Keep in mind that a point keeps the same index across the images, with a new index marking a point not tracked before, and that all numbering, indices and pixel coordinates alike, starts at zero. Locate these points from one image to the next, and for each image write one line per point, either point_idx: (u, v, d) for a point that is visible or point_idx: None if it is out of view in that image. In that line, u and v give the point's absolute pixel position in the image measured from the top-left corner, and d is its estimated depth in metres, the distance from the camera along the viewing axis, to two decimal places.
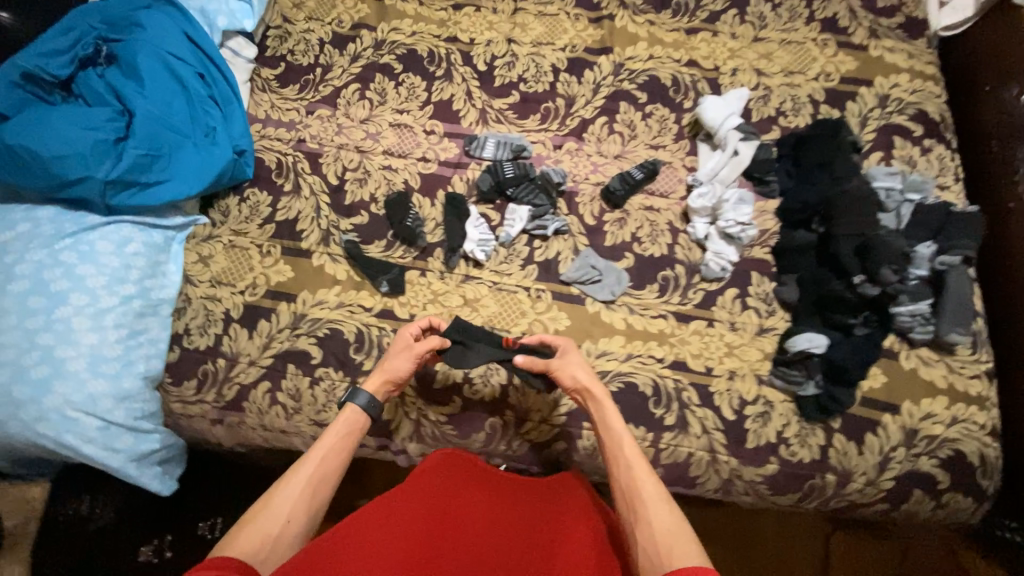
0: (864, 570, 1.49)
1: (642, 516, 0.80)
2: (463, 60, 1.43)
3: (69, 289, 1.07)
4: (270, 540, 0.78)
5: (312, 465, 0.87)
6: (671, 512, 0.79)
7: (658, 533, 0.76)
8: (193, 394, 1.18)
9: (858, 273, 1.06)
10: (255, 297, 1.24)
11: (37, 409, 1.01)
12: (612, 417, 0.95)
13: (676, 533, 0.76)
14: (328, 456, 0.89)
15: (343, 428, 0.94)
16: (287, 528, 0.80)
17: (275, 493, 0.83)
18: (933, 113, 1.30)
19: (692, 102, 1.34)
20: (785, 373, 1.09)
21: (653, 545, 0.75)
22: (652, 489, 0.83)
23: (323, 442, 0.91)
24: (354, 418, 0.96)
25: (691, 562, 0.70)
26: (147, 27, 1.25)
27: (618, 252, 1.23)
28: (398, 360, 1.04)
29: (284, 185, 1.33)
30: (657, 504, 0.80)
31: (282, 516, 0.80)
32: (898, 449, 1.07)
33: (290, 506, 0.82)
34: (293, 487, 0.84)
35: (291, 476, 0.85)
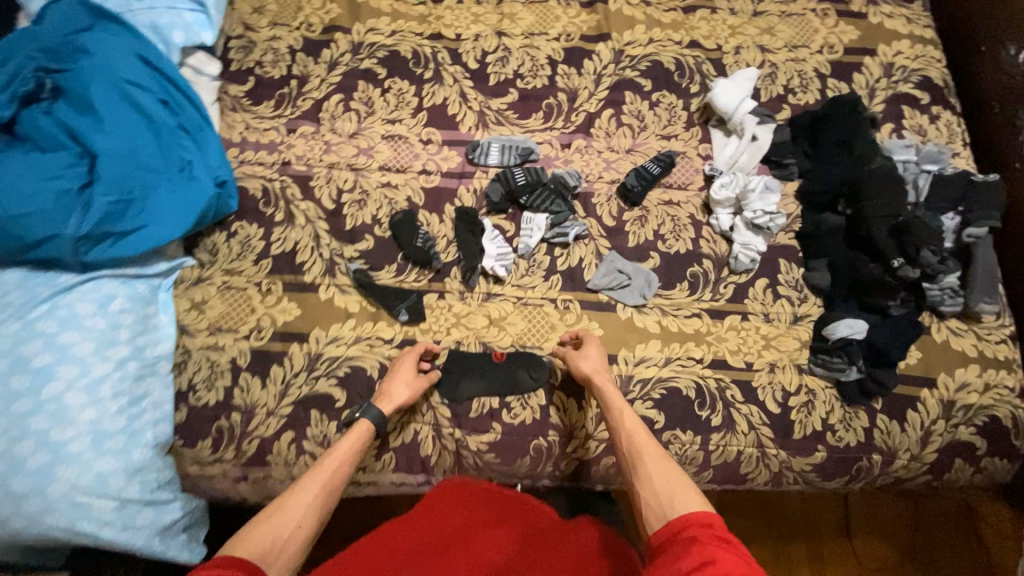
0: (879, 525, 1.55)
1: (644, 473, 0.84)
2: (451, 58, 1.32)
3: (54, 362, 0.95)
4: (278, 542, 0.76)
5: (324, 474, 0.87)
6: (670, 467, 0.84)
7: (659, 486, 0.81)
8: (210, 454, 1.08)
9: (897, 256, 1.05)
10: (262, 341, 1.14)
11: (42, 500, 0.90)
12: (610, 391, 1.00)
13: (677, 484, 0.80)
14: (337, 469, 0.89)
15: (354, 438, 0.95)
16: (296, 534, 0.78)
17: (286, 500, 0.82)
18: (937, 78, 1.29)
19: (699, 85, 1.28)
20: (826, 361, 1.09)
21: (656, 497, 0.80)
22: (651, 447, 0.88)
23: (335, 454, 0.91)
24: (363, 431, 0.96)
25: (692, 508, 0.75)
26: (94, 51, 1.10)
27: (643, 252, 1.19)
28: (399, 386, 1.04)
29: (275, 215, 1.21)
30: (659, 463, 0.85)
31: (294, 521, 0.79)
32: (938, 423, 1.10)
33: (301, 513, 0.80)
34: (306, 492, 0.83)
35: (303, 482, 0.85)
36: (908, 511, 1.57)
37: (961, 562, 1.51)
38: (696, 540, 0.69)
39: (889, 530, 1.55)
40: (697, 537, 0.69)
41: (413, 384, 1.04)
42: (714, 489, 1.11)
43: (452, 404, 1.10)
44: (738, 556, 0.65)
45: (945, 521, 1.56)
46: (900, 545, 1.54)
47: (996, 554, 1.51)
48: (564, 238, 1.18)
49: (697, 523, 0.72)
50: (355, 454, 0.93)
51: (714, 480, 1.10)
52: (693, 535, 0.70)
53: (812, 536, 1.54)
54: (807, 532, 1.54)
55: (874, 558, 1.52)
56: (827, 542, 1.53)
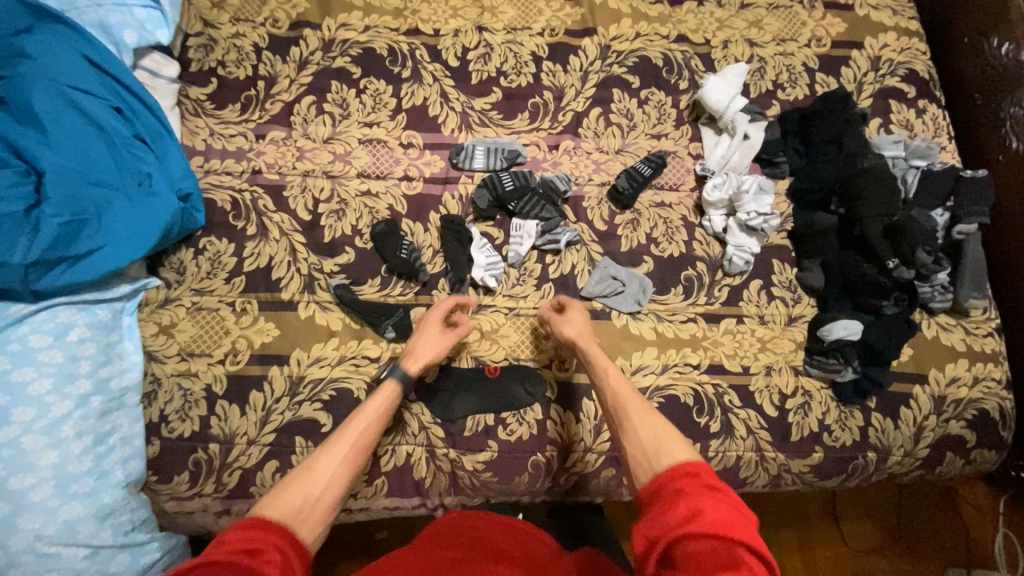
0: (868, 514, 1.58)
1: (626, 424, 0.82)
2: (430, 55, 1.24)
3: (8, 402, 0.87)
4: (309, 503, 0.72)
5: (354, 433, 0.83)
6: (652, 414, 0.83)
7: (645, 439, 0.79)
8: (188, 488, 1.02)
9: (892, 258, 1.04)
10: (239, 365, 1.07)
11: (5, 553, 0.84)
12: (591, 347, 0.98)
13: (660, 432, 0.79)
14: (367, 429, 0.84)
15: (381, 399, 0.91)
16: (324, 495, 0.74)
17: (313, 461, 0.78)
18: (922, 71, 1.29)
19: (688, 82, 1.25)
20: (822, 362, 1.08)
21: (643, 447, 0.78)
22: (632, 397, 0.86)
23: (363, 414, 0.87)
24: (391, 392, 0.92)
25: (680, 459, 0.74)
26: (33, 55, 1.00)
27: (637, 257, 1.15)
28: (431, 342, 1.00)
29: (246, 229, 1.13)
30: (641, 411, 0.83)
31: (323, 481, 0.75)
32: (929, 418, 1.11)
33: (330, 474, 0.76)
34: (335, 451, 0.80)
35: (331, 442, 0.81)
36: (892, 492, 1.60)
37: (941, 539, 1.56)
38: (682, 492, 0.69)
39: (875, 513, 1.58)
40: (683, 489, 0.69)
41: (446, 341, 1.02)
42: None
43: (445, 423, 1.05)
44: (725, 502, 0.67)
45: (927, 501, 1.59)
46: (885, 527, 1.57)
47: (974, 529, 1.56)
48: (556, 246, 1.13)
49: (681, 474, 0.72)
50: (386, 413, 0.89)
51: None
52: (679, 487, 0.70)
53: (801, 523, 1.56)
54: (797, 520, 1.56)
55: (861, 540, 1.55)
56: (817, 529, 1.55)
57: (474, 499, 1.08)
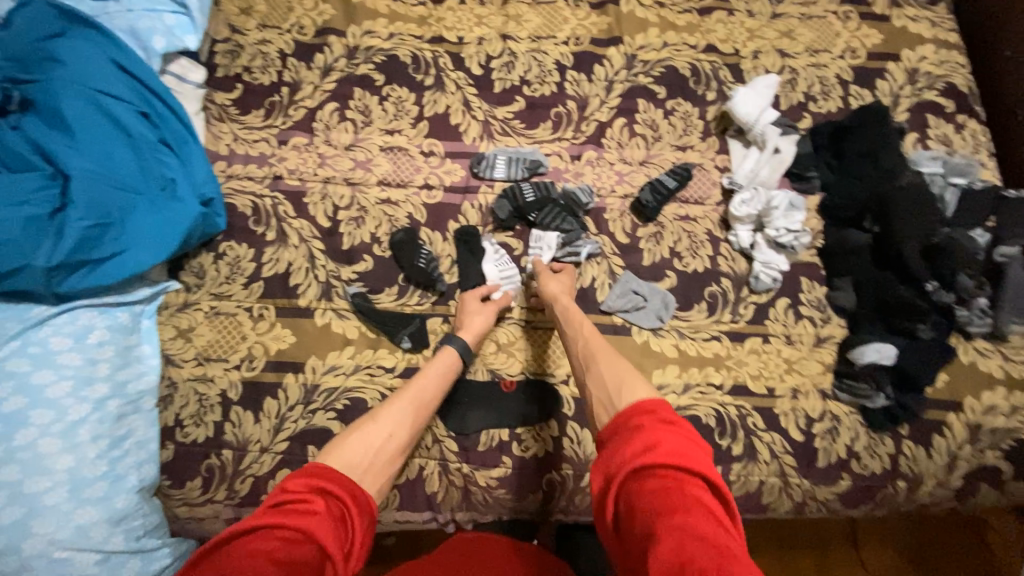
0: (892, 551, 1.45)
1: (593, 370, 0.82)
2: (453, 63, 1.24)
3: (26, 405, 0.87)
4: (373, 448, 0.75)
5: (414, 392, 0.87)
6: (620, 361, 0.82)
7: (609, 380, 0.78)
8: (200, 494, 1.01)
9: (931, 280, 1.02)
10: (254, 372, 1.06)
11: (17, 558, 0.83)
12: (567, 305, 0.99)
13: (626, 375, 0.78)
14: (422, 395, 0.88)
15: (440, 364, 0.95)
16: (386, 444, 0.77)
17: (378, 412, 0.81)
18: (962, 85, 1.24)
19: (715, 92, 1.22)
20: (851, 387, 1.04)
21: (606, 388, 0.77)
22: (603, 348, 0.86)
23: (425, 375, 0.91)
24: (451, 360, 0.96)
25: (641, 395, 0.73)
26: (64, 58, 1.01)
27: (659, 271, 1.12)
28: (477, 316, 1.03)
29: (266, 234, 1.13)
30: (609, 359, 0.82)
31: (383, 435, 0.78)
32: (963, 447, 1.06)
33: (391, 427, 0.80)
34: (398, 407, 0.84)
35: (395, 399, 0.85)
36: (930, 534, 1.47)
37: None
38: (638, 428, 0.66)
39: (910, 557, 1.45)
40: (639, 425, 0.67)
41: (492, 313, 1.04)
42: None
43: (459, 437, 1.04)
44: (683, 437, 0.64)
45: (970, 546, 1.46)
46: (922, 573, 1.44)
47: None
48: (575, 258, 1.11)
49: (640, 411, 0.70)
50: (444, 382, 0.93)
51: None
52: (636, 422, 0.67)
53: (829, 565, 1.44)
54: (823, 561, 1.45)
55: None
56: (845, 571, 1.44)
57: (486, 516, 1.05)
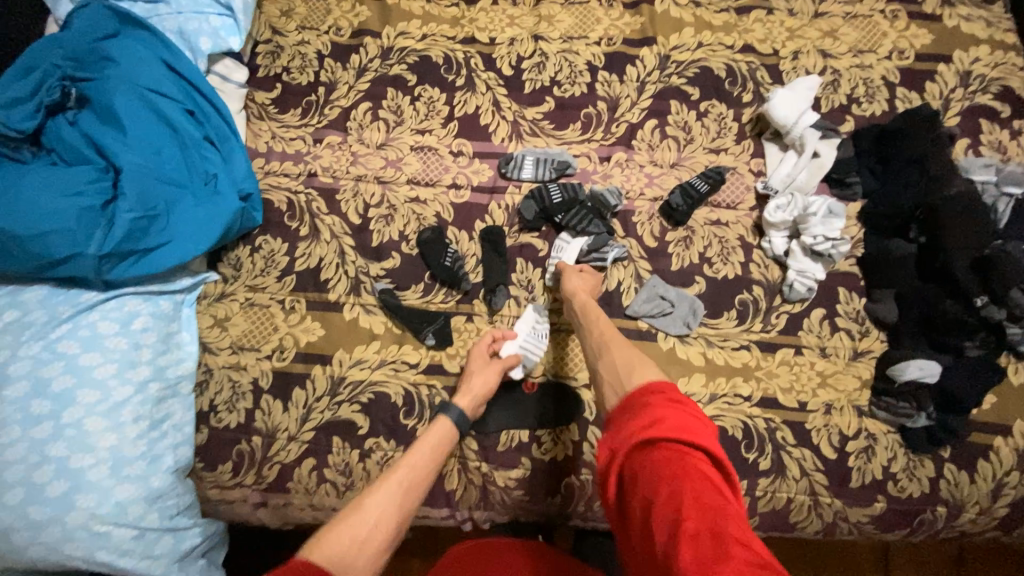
0: None
1: (606, 359, 0.84)
2: (484, 64, 1.24)
3: (75, 385, 0.92)
4: (358, 543, 0.71)
5: (407, 471, 0.84)
6: (633, 352, 0.84)
7: (622, 368, 0.80)
8: (231, 477, 1.06)
9: (981, 295, 0.94)
10: (284, 362, 1.10)
11: (61, 529, 0.88)
12: (582, 296, 1.00)
13: (638, 364, 0.80)
14: (416, 470, 0.85)
15: (432, 438, 0.92)
16: (374, 535, 0.73)
17: (364, 500, 0.77)
18: (1021, 89, 1.16)
19: (752, 94, 1.18)
20: (889, 404, 0.99)
21: (618, 376, 0.79)
22: (619, 340, 0.87)
23: (416, 452, 0.88)
24: (447, 431, 0.94)
25: (650, 380, 0.75)
26: (119, 60, 1.07)
27: (687, 277, 1.10)
28: (479, 376, 1.00)
29: (299, 230, 1.17)
30: (623, 350, 0.84)
31: (371, 522, 0.74)
32: (1011, 474, 1.00)
33: (379, 512, 0.76)
34: (387, 491, 0.79)
35: (384, 481, 0.81)
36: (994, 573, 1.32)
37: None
38: (646, 405, 0.70)
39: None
40: (649, 402, 0.70)
41: (495, 372, 1.01)
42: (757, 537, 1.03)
43: (480, 436, 1.04)
44: (688, 414, 0.67)
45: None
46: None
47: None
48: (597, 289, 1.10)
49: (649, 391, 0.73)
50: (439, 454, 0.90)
51: (758, 528, 1.01)
52: (646, 400, 0.71)
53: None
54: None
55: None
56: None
57: (504, 516, 1.05)
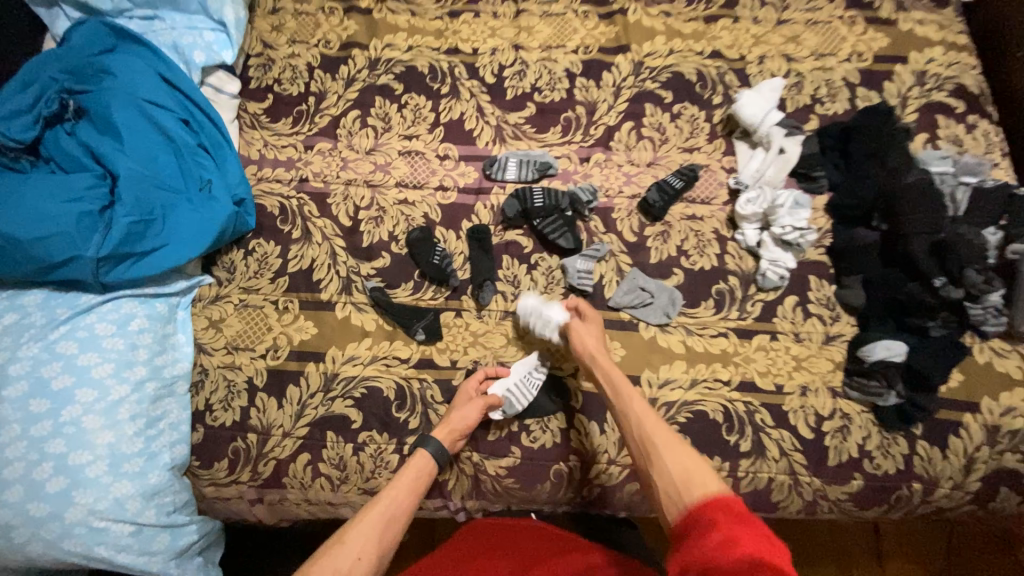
0: (913, 557, 1.47)
1: (658, 460, 0.83)
2: (468, 72, 1.31)
3: (73, 384, 0.95)
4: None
5: (387, 503, 0.91)
6: (685, 451, 0.82)
7: (675, 474, 0.80)
8: (226, 475, 1.08)
9: (940, 276, 1.01)
10: (278, 360, 1.13)
11: (60, 525, 0.90)
12: (614, 373, 0.97)
13: (694, 469, 0.79)
14: (393, 502, 0.92)
15: (412, 471, 0.97)
16: (356, 567, 0.81)
17: (345, 533, 0.85)
18: (973, 86, 1.24)
19: (721, 96, 1.25)
20: (862, 384, 1.03)
21: (675, 486, 0.78)
22: (665, 434, 0.86)
23: (397, 485, 0.95)
24: (425, 463, 0.99)
25: (711, 491, 0.75)
26: (116, 73, 1.12)
27: (666, 269, 1.15)
28: (463, 410, 1.02)
29: (292, 233, 1.21)
30: (673, 450, 0.83)
31: (352, 555, 0.82)
32: (981, 449, 1.04)
33: (359, 546, 0.83)
34: (368, 524, 0.87)
35: (365, 513, 0.89)
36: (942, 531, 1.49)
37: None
38: (714, 525, 0.69)
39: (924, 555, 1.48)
40: (715, 521, 0.70)
41: (477, 408, 1.03)
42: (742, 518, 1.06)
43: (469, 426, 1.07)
44: (761, 536, 0.67)
45: (984, 548, 1.47)
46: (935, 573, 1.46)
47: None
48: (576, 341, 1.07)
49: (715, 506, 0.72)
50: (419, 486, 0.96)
51: None
52: (712, 518, 0.70)
53: (841, 560, 1.47)
54: (835, 554, 1.48)
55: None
56: (857, 567, 1.47)
57: (495, 505, 1.08)
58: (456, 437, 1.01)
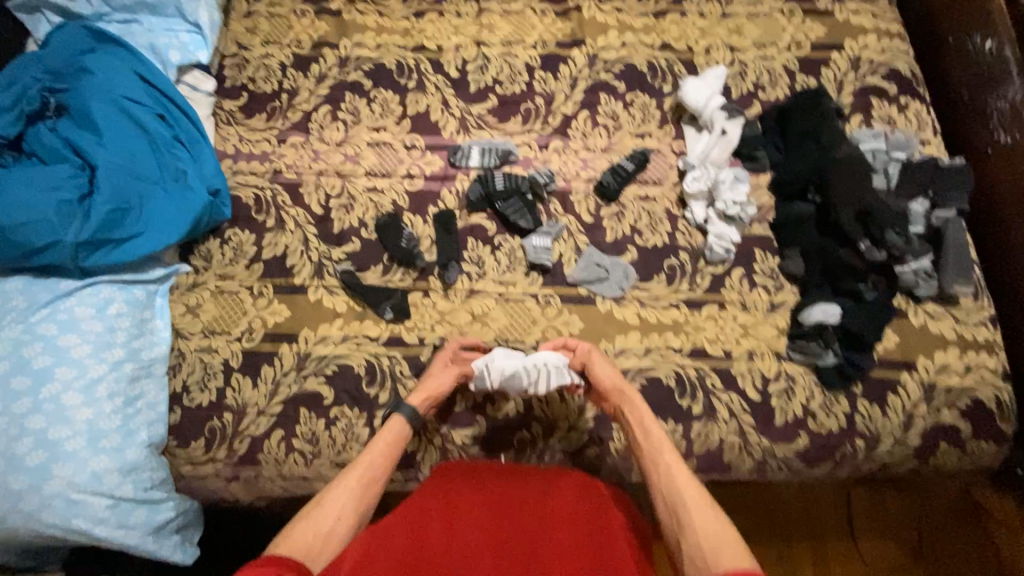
0: (882, 520, 1.54)
1: (686, 519, 0.80)
2: (433, 68, 1.38)
3: (52, 363, 0.99)
4: (319, 538, 0.78)
5: (365, 467, 0.90)
6: (715, 513, 0.80)
7: (703, 535, 0.77)
8: (203, 453, 1.12)
9: (864, 240, 1.11)
10: (253, 342, 1.18)
11: (39, 497, 0.94)
12: (646, 416, 0.98)
13: (724, 534, 0.76)
14: (371, 465, 0.91)
15: (389, 436, 0.97)
16: (335, 528, 0.80)
17: (323, 497, 0.83)
18: (905, 70, 1.33)
19: (671, 85, 1.33)
20: (803, 347, 1.10)
21: (700, 548, 0.76)
22: (695, 491, 0.84)
23: (375, 446, 0.94)
24: (400, 428, 0.99)
25: (739, 559, 0.72)
26: (95, 71, 1.18)
27: (621, 246, 1.22)
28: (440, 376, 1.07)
29: (266, 221, 1.26)
30: (701, 509, 0.80)
31: (333, 515, 0.81)
32: (920, 406, 1.09)
33: (340, 508, 0.82)
34: (345, 486, 0.86)
35: (344, 475, 0.87)
36: (907, 501, 1.56)
37: (965, 556, 1.50)
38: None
39: (893, 526, 1.54)
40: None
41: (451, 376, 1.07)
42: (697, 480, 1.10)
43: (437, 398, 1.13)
44: None
45: (947, 516, 1.54)
46: (904, 543, 1.52)
47: (1004, 546, 1.49)
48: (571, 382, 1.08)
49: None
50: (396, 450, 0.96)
51: (696, 470, 1.09)
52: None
53: (815, 537, 1.53)
54: (809, 531, 1.53)
55: (880, 556, 1.51)
56: (830, 542, 1.52)
57: None
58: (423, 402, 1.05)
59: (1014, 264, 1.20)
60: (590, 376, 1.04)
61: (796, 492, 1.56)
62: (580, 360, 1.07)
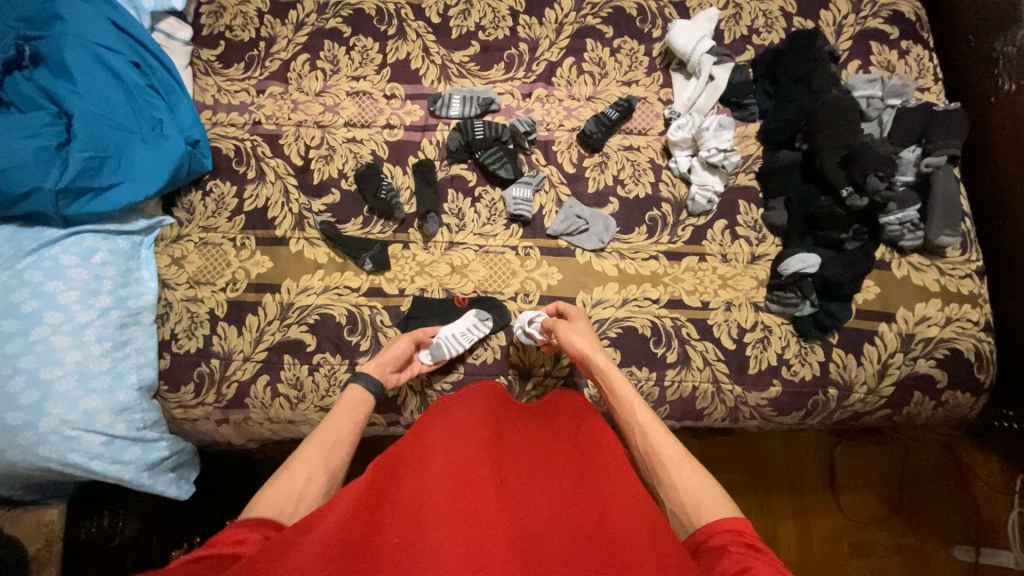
0: (867, 473, 1.52)
1: (665, 480, 0.79)
2: (415, 14, 1.33)
3: (41, 308, 1.02)
4: (295, 493, 0.77)
5: (324, 435, 0.88)
6: (694, 469, 0.79)
7: (683, 493, 0.76)
8: (192, 398, 1.15)
9: (847, 186, 1.08)
10: (237, 292, 1.19)
11: (35, 433, 0.98)
12: (615, 379, 0.96)
13: (706, 490, 0.76)
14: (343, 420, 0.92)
15: (348, 407, 0.96)
16: (309, 484, 0.80)
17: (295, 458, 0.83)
18: (908, 12, 1.26)
19: (661, 30, 1.28)
20: (780, 297, 1.11)
21: (681, 506, 0.76)
22: (672, 450, 0.83)
23: (336, 414, 0.93)
24: (361, 395, 0.98)
25: (722, 515, 0.71)
26: (67, 17, 1.15)
27: (603, 198, 1.20)
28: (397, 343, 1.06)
29: (247, 173, 1.26)
30: (678, 467, 0.79)
31: (305, 474, 0.80)
32: (896, 355, 1.09)
33: (308, 468, 0.81)
34: (312, 450, 0.84)
35: (308, 443, 0.86)
36: (892, 458, 1.53)
37: (947, 518, 1.47)
38: (724, 551, 0.65)
39: (875, 482, 1.51)
40: (725, 547, 0.66)
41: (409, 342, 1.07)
42: (671, 426, 1.13)
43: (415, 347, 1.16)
44: (770, 564, 0.62)
45: (932, 475, 1.50)
46: (886, 499, 1.50)
47: (983, 503, 1.46)
48: (534, 342, 1.09)
49: (725, 529, 0.68)
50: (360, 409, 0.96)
51: (670, 417, 1.11)
52: (721, 544, 0.67)
53: (795, 489, 1.51)
54: (790, 483, 1.51)
55: (860, 510, 1.49)
56: (811, 495, 1.50)
57: None
58: (392, 368, 1.05)
59: (1007, 218, 1.16)
60: (556, 340, 1.03)
61: (780, 443, 1.54)
62: (547, 325, 1.06)
